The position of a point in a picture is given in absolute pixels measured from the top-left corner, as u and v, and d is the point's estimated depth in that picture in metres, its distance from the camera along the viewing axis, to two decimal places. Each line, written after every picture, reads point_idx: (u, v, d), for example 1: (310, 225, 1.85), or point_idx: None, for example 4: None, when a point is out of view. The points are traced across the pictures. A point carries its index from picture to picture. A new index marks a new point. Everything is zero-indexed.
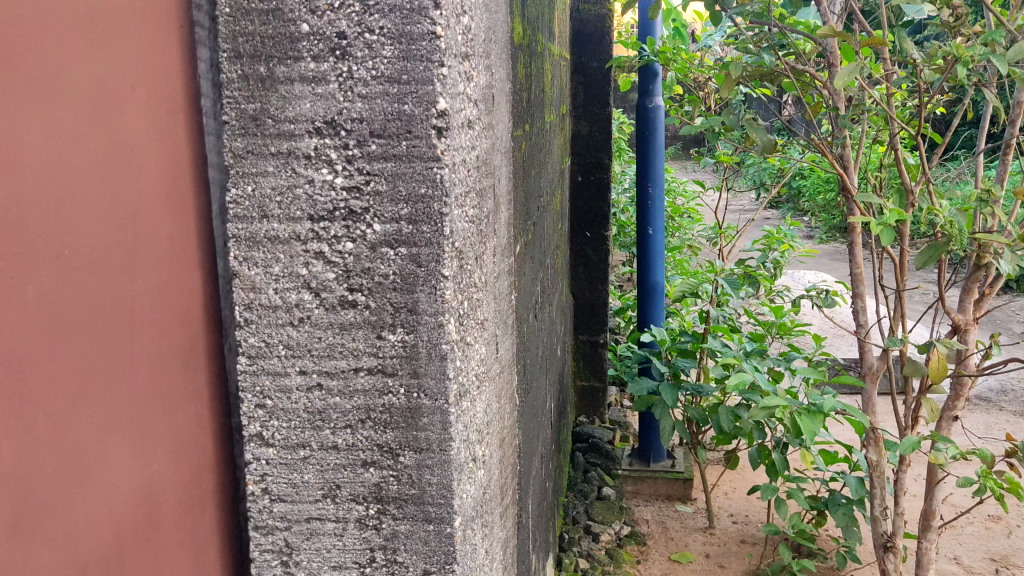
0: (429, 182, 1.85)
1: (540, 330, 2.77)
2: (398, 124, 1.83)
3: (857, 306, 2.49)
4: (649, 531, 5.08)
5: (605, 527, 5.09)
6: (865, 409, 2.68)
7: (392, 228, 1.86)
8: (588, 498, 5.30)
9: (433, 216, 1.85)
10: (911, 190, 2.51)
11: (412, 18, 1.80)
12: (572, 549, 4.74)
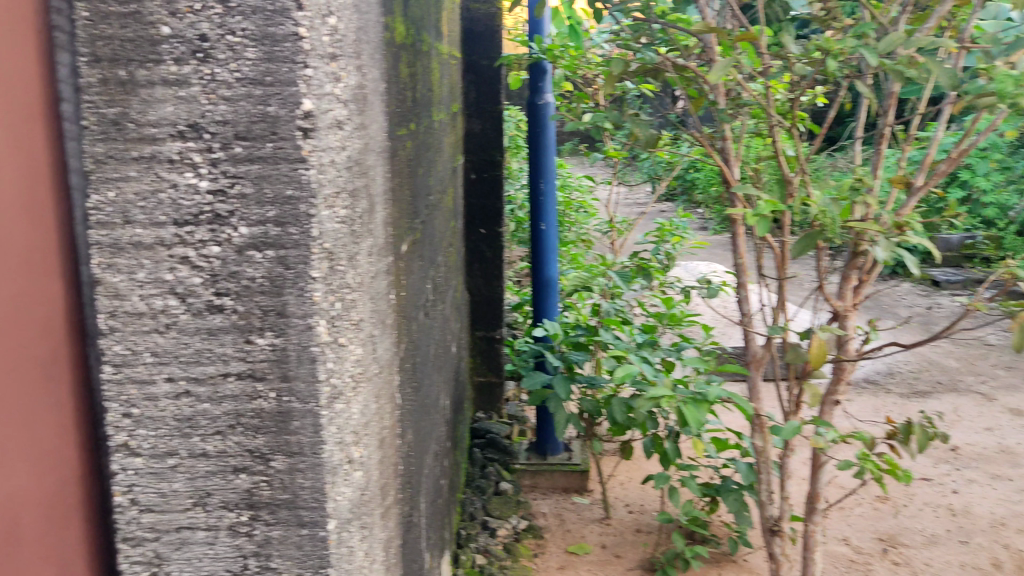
0: (297, 184, 1.60)
1: (430, 326, 3.12)
2: (262, 126, 1.57)
3: (742, 295, 2.82)
4: (545, 524, 3.37)
5: (502, 523, 3.33)
6: (751, 396, 2.81)
7: (258, 231, 1.61)
8: (486, 492, 3.48)
9: (301, 217, 1.62)
10: (790, 182, 2.68)
11: (275, 19, 1.53)
12: (468, 542, 3.19)
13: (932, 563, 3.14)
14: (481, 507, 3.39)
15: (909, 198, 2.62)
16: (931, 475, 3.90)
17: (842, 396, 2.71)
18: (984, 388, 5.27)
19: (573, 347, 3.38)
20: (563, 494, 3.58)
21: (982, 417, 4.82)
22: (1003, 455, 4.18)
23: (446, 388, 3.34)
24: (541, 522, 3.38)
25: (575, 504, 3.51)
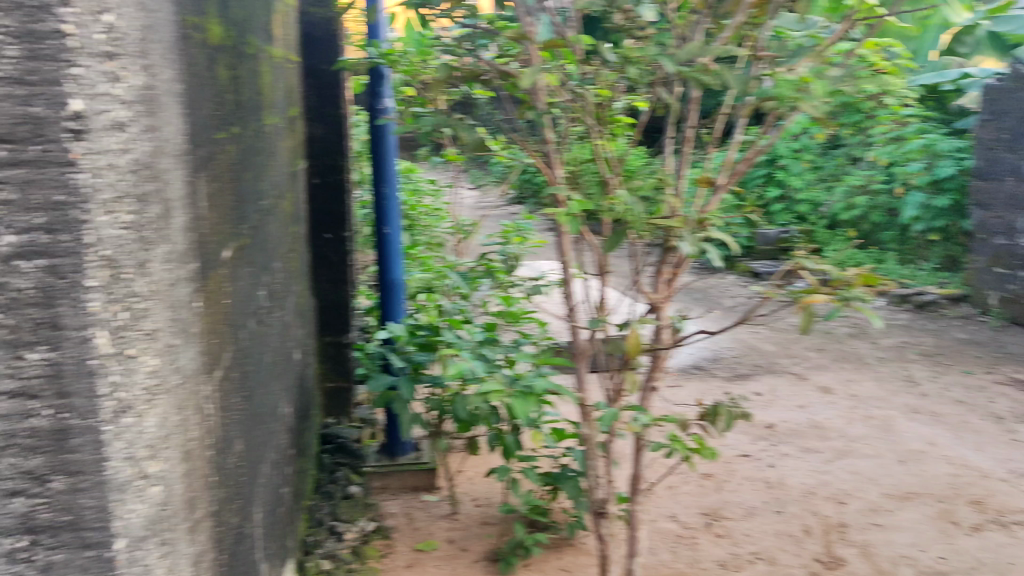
0: (67, 189, 1.32)
1: (265, 334, 2.97)
2: (26, 127, 1.28)
3: (568, 289, 2.95)
4: (394, 525, 3.34)
5: (351, 527, 3.29)
6: (577, 387, 2.94)
7: (23, 235, 1.29)
8: (335, 497, 3.45)
9: (73, 223, 1.34)
10: (608, 181, 2.81)
11: (36, 15, 1.27)
12: (316, 550, 3.13)
13: (748, 535, 3.00)
14: (329, 513, 3.36)
15: (714, 197, 2.87)
16: (748, 452, 3.55)
17: (658, 383, 2.92)
18: (799, 369, 4.48)
19: (418, 347, 3.34)
20: (412, 492, 3.56)
21: (794, 396, 4.12)
22: (816, 430, 3.72)
23: (287, 396, 3.21)
24: (391, 522, 3.35)
25: (424, 501, 3.50)
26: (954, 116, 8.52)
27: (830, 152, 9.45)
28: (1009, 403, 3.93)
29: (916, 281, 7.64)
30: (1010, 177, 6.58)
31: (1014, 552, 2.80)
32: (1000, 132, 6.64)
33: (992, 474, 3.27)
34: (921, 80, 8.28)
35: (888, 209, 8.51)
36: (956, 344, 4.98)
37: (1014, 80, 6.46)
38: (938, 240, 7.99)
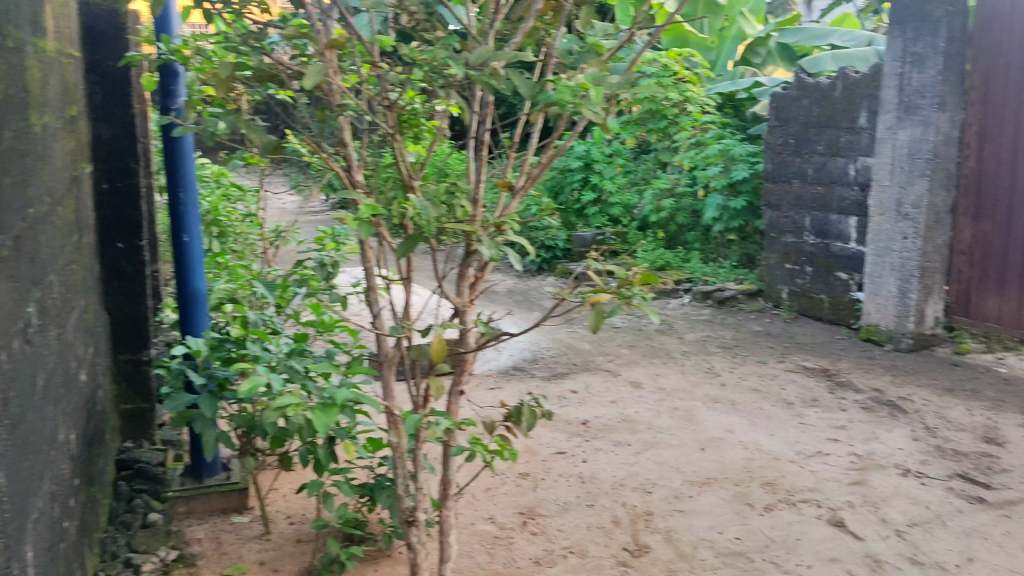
0: None
1: (39, 353, 2.70)
2: None
3: (372, 296, 2.83)
4: (199, 551, 3.15)
5: (149, 557, 3.06)
6: (384, 397, 2.87)
7: None
8: (131, 527, 3.19)
9: None
10: (409, 182, 2.73)
11: None
12: None
13: (562, 530, 3.02)
14: (124, 545, 3.10)
15: (514, 200, 2.90)
16: (564, 449, 3.56)
17: (465, 387, 2.91)
18: (613, 366, 4.45)
19: (222, 361, 3.14)
20: (220, 515, 3.38)
21: (608, 392, 4.08)
22: (626, 424, 3.75)
23: (72, 421, 2.95)
24: (196, 549, 3.16)
25: (233, 523, 3.34)
26: (753, 121, 7.41)
27: (641, 155, 7.92)
28: (797, 388, 4.04)
29: (716, 280, 6.70)
30: (797, 180, 5.90)
31: (802, 529, 2.93)
32: (788, 138, 5.95)
33: (782, 457, 3.39)
34: (716, 88, 7.47)
35: (693, 211, 7.27)
36: (752, 335, 4.97)
37: (798, 89, 5.83)
38: (736, 239, 6.97)
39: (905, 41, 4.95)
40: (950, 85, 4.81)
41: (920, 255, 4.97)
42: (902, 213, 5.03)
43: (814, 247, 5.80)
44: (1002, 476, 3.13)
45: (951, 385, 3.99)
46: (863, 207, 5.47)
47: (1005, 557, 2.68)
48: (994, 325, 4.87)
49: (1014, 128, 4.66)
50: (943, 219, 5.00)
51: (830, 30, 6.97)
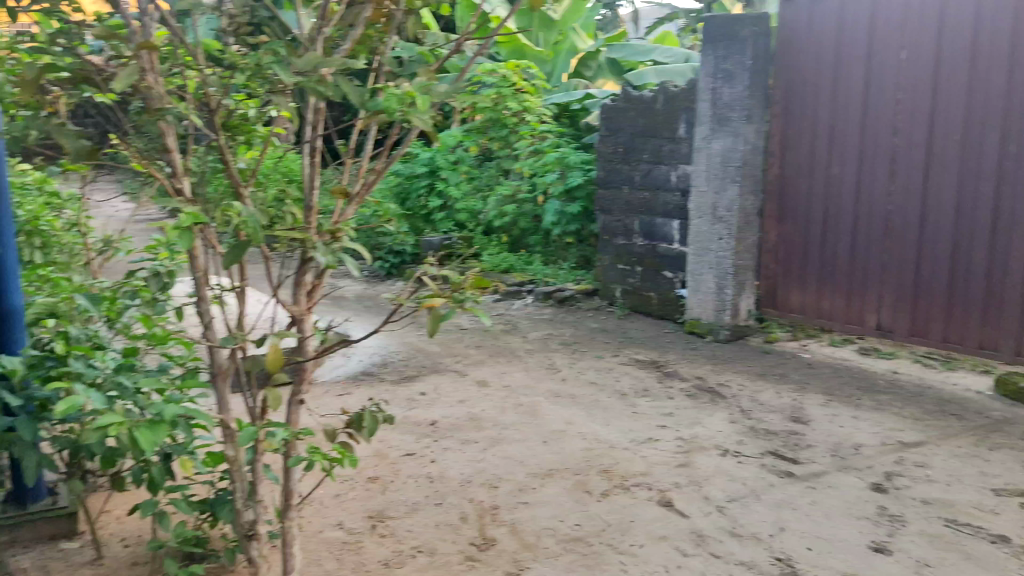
0: None
1: None
2: None
3: (203, 307, 2.75)
4: None
5: None
6: (219, 410, 2.81)
7: None
8: None
9: None
10: (239, 190, 2.68)
11: None
12: None
13: (410, 531, 3.06)
14: None
15: (349, 208, 2.92)
16: (413, 450, 3.62)
17: (304, 396, 2.90)
18: (460, 366, 4.56)
19: (43, 380, 2.96)
20: (47, 543, 3.19)
21: (456, 392, 4.18)
22: (473, 422, 3.85)
23: None
24: None
25: (62, 550, 3.16)
26: (587, 132, 6.84)
27: (485, 163, 7.46)
28: (631, 379, 4.31)
29: (556, 281, 6.26)
30: (627, 187, 5.51)
31: (635, 511, 3.14)
32: (616, 147, 5.57)
33: (617, 445, 3.61)
34: (552, 99, 7.08)
35: (534, 217, 6.85)
36: (591, 331, 5.21)
37: (624, 100, 5.43)
38: (574, 243, 6.62)
39: (717, 59, 4.82)
40: (757, 99, 4.79)
41: (735, 254, 4.86)
42: (718, 216, 4.87)
43: (644, 248, 5.44)
44: (806, 451, 3.48)
45: (764, 370, 4.39)
46: (685, 212, 5.17)
47: (809, 524, 2.99)
48: (799, 317, 4.96)
49: (810, 135, 4.79)
50: (753, 221, 4.97)
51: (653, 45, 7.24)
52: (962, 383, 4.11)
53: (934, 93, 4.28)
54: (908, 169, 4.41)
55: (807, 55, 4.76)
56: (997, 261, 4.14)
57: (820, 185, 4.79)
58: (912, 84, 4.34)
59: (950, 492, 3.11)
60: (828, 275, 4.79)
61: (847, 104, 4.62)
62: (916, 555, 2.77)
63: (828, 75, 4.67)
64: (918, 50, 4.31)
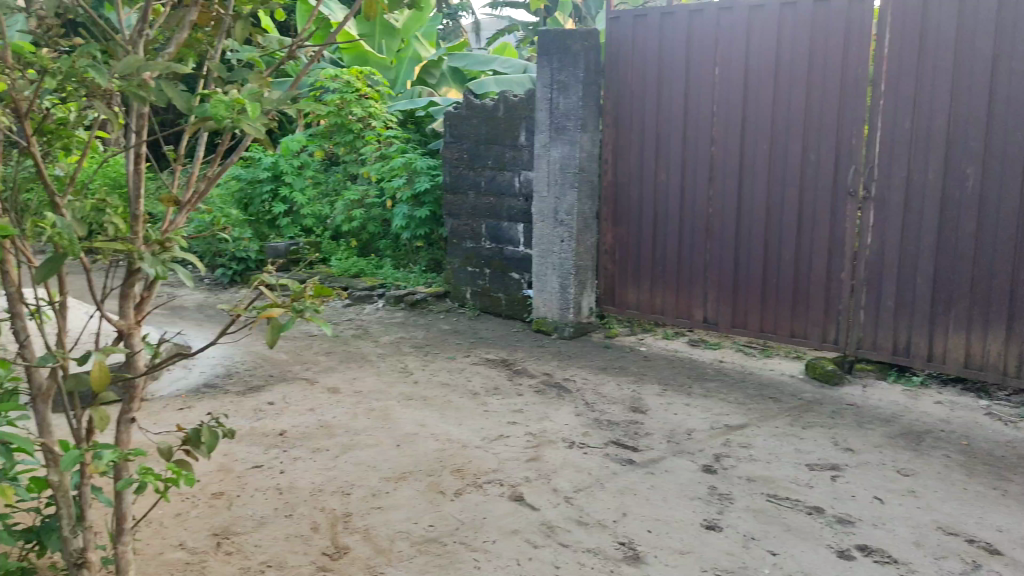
0: None
1: None
2: None
3: (17, 324, 2.57)
4: None
5: None
6: (39, 434, 2.62)
7: None
8: None
9: None
10: (58, 202, 2.51)
11: None
12: None
13: (258, 545, 2.97)
14: None
15: (179, 216, 2.83)
16: (261, 462, 3.53)
17: (136, 414, 2.76)
18: (310, 373, 4.49)
19: None
20: None
21: (305, 400, 4.11)
22: (324, 429, 3.81)
23: None
24: None
25: None
26: (433, 137, 7.14)
27: (331, 168, 7.43)
28: (482, 378, 4.41)
29: (406, 284, 6.19)
30: (473, 191, 5.53)
31: (487, 508, 3.20)
32: (462, 154, 5.58)
33: (469, 444, 3.66)
34: (397, 105, 7.28)
35: (383, 220, 6.79)
36: (442, 332, 5.25)
37: (466, 107, 5.45)
38: (424, 246, 6.55)
39: (552, 71, 4.85)
40: (590, 109, 4.85)
41: (576, 255, 4.93)
42: (559, 219, 4.94)
43: (491, 250, 5.48)
44: (645, 438, 3.68)
45: (605, 364, 4.60)
46: (529, 215, 5.23)
47: (648, 508, 3.17)
48: (634, 312, 4.98)
49: (637, 140, 4.81)
50: (591, 224, 5.02)
51: (492, 57, 7.53)
52: (779, 368, 4.43)
53: (743, 97, 4.35)
54: (724, 171, 4.47)
55: (630, 64, 4.78)
56: (804, 256, 4.23)
57: (648, 188, 4.81)
58: (725, 94, 4.41)
59: (771, 469, 3.40)
60: (658, 274, 4.83)
61: (668, 110, 4.65)
62: (743, 529, 3.01)
63: (648, 84, 4.71)
64: (728, 56, 4.37)
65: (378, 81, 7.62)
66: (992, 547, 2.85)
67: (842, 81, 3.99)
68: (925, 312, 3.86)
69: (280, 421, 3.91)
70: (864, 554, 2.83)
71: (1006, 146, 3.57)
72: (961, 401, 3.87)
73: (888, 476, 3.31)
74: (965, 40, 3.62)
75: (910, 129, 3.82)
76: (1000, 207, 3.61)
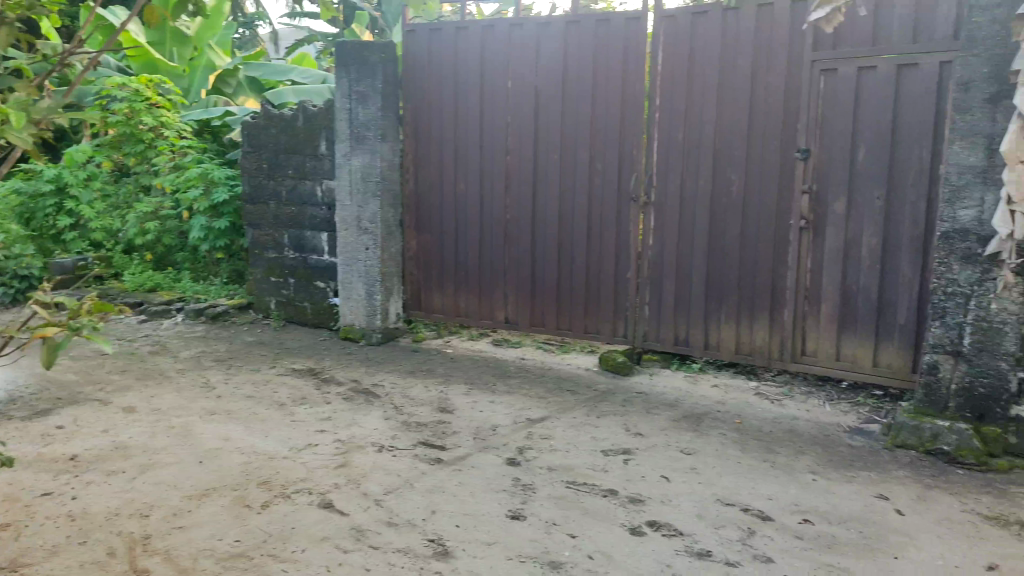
0: None
1: None
2: None
3: None
4: None
5: None
6: None
7: None
8: None
9: None
10: None
11: None
12: None
13: None
14: None
15: None
16: (50, 490, 3.30)
17: None
18: (103, 394, 4.28)
19: None
20: None
21: (98, 422, 3.94)
22: (120, 451, 3.65)
23: None
24: None
25: None
26: (231, 146, 7.00)
27: (122, 179, 7.07)
28: (288, 389, 4.38)
29: (206, 298, 6.01)
30: (273, 202, 5.50)
31: (296, 517, 3.10)
32: (260, 163, 5.52)
33: (276, 455, 3.62)
34: (191, 115, 7.09)
35: (181, 233, 6.58)
36: (247, 344, 5.16)
37: (264, 117, 5.42)
38: (224, 257, 6.37)
39: (350, 82, 4.93)
40: (390, 121, 4.99)
41: (381, 262, 5.03)
42: (363, 227, 5.02)
43: (294, 260, 5.45)
44: (453, 437, 3.80)
45: (412, 367, 4.72)
46: (332, 224, 5.24)
47: (457, 504, 3.22)
48: (441, 315, 5.16)
49: (438, 149, 5.01)
50: (395, 232, 5.16)
51: (291, 67, 7.53)
52: (575, 362, 4.76)
53: (536, 110, 4.63)
54: (520, 179, 4.73)
55: (430, 77, 4.97)
56: (595, 257, 4.55)
57: (451, 196, 5.00)
58: (519, 106, 4.67)
59: (570, 458, 3.60)
60: (463, 278, 5.02)
61: (468, 121, 4.87)
62: (545, 516, 3.13)
63: (450, 96, 4.90)
64: (520, 71, 4.63)
65: (169, 90, 7.35)
66: (764, 514, 3.13)
67: (624, 95, 4.33)
68: (700, 306, 4.25)
69: (69, 445, 3.70)
70: (654, 529, 3.04)
71: (763, 154, 3.99)
72: (733, 383, 4.33)
73: (673, 456, 3.61)
74: (725, 59, 4.03)
75: (681, 140, 4.21)
76: (759, 208, 4.03)
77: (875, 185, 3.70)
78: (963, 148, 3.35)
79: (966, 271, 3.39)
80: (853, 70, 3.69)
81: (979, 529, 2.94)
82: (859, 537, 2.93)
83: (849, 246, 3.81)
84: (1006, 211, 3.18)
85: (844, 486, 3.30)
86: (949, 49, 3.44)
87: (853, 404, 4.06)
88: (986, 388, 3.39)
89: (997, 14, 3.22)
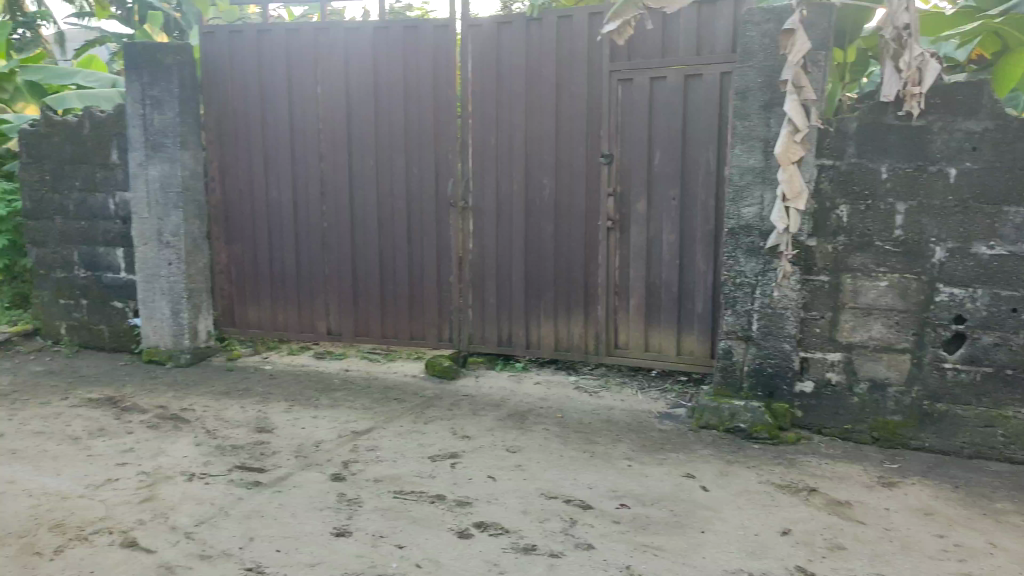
0: None
1: None
2: None
3: None
4: None
5: None
6: None
7: None
8: None
9: None
10: None
11: None
12: None
13: None
14: None
15: None
16: None
17: None
18: None
19: None
20: None
21: None
22: None
23: None
24: None
25: None
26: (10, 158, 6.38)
27: None
28: (83, 422, 4.04)
29: None
30: (60, 217, 5.06)
31: (95, 560, 2.84)
32: (44, 174, 5.06)
33: (70, 495, 3.32)
34: None
35: None
36: (34, 375, 4.69)
37: (45, 125, 4.96)
38: (5, 280, 5.77)
39: (143, 86, 4.62)
40: (190, 126, 4.72)
41: (188, 278, 4.76)
42: (164, 241, 4.72)
43: (87, 279, 5.05)
44: (272, 457, 3.67)
45: (228, 388, 4.50)
46: (128, 238, 4.89)
47: (278, 527, 3.08)
48: (258, 331, 4.96)
49: (246, 155, 4.81)
50: (202, 244, 4.89)
51: (76, 70, 6.92)
52: (402, 370, 4.75)
53: (349, 116, 4.57)
54: (336, 186, 4.65)
55: (234, 81, 4.77)
56: (417, 263, 4.56)
57: (263, 204, 4.82)
58: (332, 112, 4.60)
59: (397, 467, 3.58)
60: (281, 290, 4.86)
61: (279, 128, 4.71)
62: (372, 529, 3.06)
63: (257, 102, 4.73)
64: (330, 77, 4.56)
65: None
66: (585, 503, 3.26)
67: (436, 102, 4.38)
68: (519, 306, 4.38)
69: None
70: (480, 530, 3.06)
71: (571, 158, 4.16)
72: (555, 379, 4.51)
73: (498, 455, 3.68)
74: (531, 68, 4.18)
75: (494, 145, 4.32)
76: (570, 210, 4.20)
77: (670, 187, 3.97)
78: (742, 151, 3.65)
79: (751, 263, 3.70)
80: (646, 79, 3.94)
81: (774, 499, 3.21)
82: (670, 516, 3.11)
83: (651, 244, 4.05)
84: (781, 207, 3.47)
85: (655, 469, 3.51)
86: (727, 61, 3.74)
87: (662, 392, 4.35)
88: (772, 368, 3.74)
89: (766, 28, 3.53)
